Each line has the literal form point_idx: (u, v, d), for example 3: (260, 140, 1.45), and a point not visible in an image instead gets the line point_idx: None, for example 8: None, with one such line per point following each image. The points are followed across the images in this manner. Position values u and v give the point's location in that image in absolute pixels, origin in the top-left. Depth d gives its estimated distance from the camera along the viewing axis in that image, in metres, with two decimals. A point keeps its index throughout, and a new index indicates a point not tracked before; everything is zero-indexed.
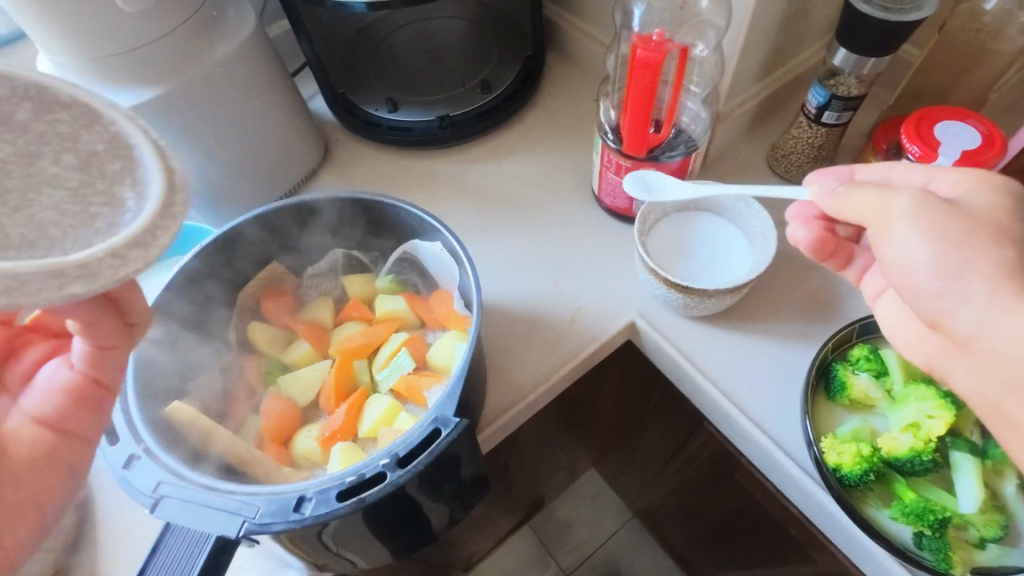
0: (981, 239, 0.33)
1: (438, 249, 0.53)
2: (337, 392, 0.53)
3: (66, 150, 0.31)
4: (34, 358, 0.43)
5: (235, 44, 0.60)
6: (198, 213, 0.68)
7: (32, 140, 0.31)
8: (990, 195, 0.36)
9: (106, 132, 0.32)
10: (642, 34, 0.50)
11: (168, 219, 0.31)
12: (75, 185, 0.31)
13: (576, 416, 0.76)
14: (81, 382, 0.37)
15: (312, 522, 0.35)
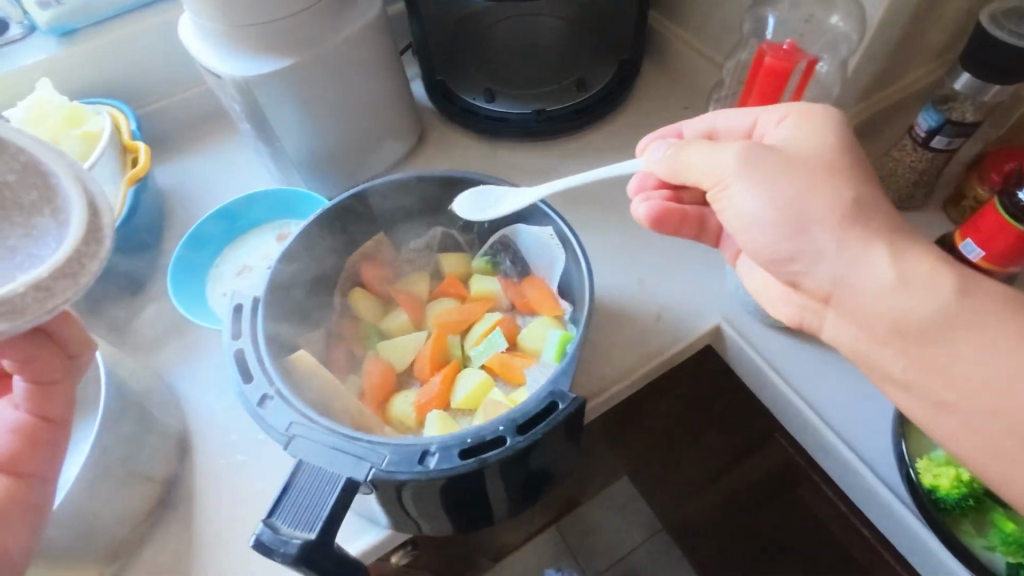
0: (815, 183, 0.39)
1: (545, 237, 0.55)
2: (431, 362, 0.55)
3: None
4: None
5: (362, 24, 0.62)
6: (300, 179, 0.70)
7: None
8: (809, 127, 0.43)
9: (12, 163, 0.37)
10: (772, 43, 0.52)
11: (87, 249, 0.36)
12: None
13: (634, 428, 0.74)
14: (32, 425, 0.42)
15: (437, 475, 0.37)
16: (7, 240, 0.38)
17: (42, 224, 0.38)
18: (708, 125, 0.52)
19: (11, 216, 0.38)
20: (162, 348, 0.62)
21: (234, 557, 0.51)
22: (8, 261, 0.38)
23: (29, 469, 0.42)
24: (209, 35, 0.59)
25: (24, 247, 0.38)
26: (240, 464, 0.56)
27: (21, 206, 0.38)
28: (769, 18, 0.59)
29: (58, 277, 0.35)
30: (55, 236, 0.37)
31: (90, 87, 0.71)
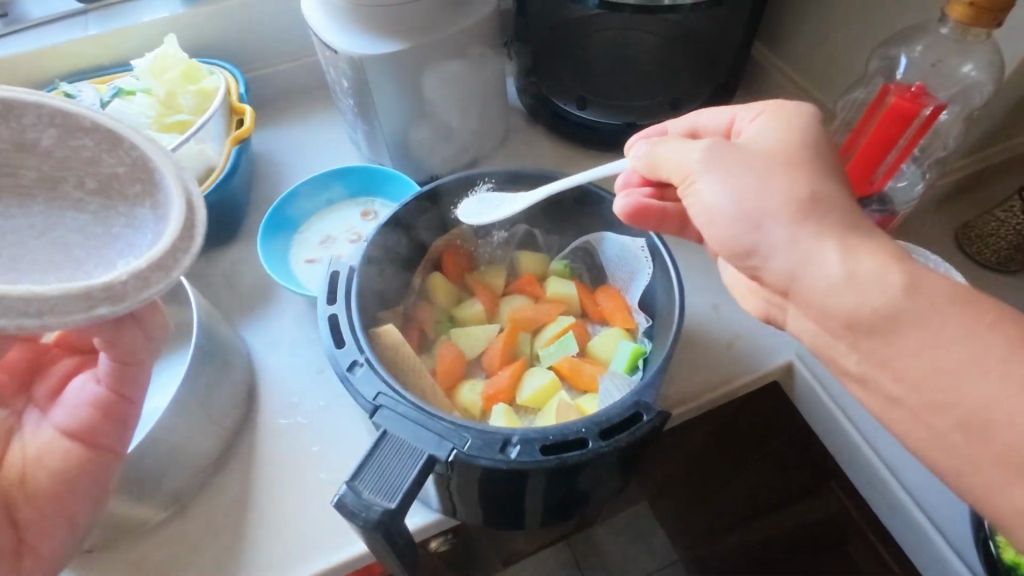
0: (771, 171, 0.37)
1: (632, 248, 0.55)
2: (501, 355, 0.56)
3: (89, 173, 0.40)
4: (64, 370, 0.49)
5: (477, 19, 0.64)
6: (388, 159, 0.72)
7: (54, 164, 0.40)
8: (778, 121, 0.41)
9: (125, 156, 0.40)
10: (901, 86, 0.52)
11: (183, 240, 0.38)
12: (95, 209, 0.40)
13: (676, 455, 0.73)
14: (107, 399, 0.45)
15: (517, 465, 0.37)
16: (111, 228, 0.40)
17: (142, 215, 0.40)
18: (691, 122, 0.50)
19: (116, 207, 0.41)
20: (244, 303, 0.65)
21: (287, 515, 0.53)
22: (110, 248, 0.40)
23: (102, 441, 0.45)
24: (331, 12, 0.62)
25: (126, 236, 0.40)
26: (302, 426, 0.57)
27: (127, 197, 0.40)
28: (901, 58, 0.56)
29: (154, 269, 0.37)
30: (154, 230, 0.39)
31: (206, 48, 0.75)
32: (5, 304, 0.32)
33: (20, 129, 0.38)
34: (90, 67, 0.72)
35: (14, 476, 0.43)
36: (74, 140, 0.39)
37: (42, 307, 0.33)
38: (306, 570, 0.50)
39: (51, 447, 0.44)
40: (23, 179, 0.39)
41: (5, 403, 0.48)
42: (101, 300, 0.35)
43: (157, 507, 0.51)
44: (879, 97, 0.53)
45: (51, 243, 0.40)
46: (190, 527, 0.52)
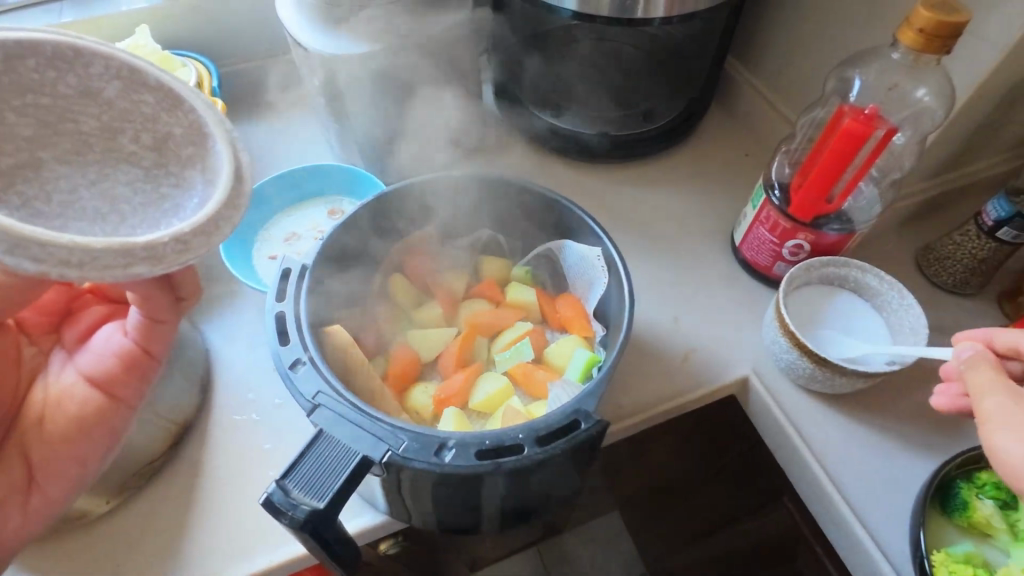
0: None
1: (588, 254, 0.55)
2: (456, 360, 0.56)
3: (145, 130, 0.41)
4: (92, 317, 0.50)
5: (454, 20, 0.64)
6: (356, 157, 0.72)
7: (116, 117, 0.40)
8: None
9: (182, 119, 0.41)
10: (853, 108, 0.52)
11: (227, 209, 0.38)
12: (147, 165, 0.41)
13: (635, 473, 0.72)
14: (132, 353, 0.47)
15: (451, 469, 0.37)
16: (160, 187, 0.41)
17: (193, 177, 0.41)
18: None
19: (167, 166, 0.41)
20: (205, 296, 0.64)
21: (230, 511, 0.52)
22: (155, 208, 0.40)
23: (122, 394, 0.47)
24: (302, 7, 0.62)
25: (173, 196, 0.40)
26: (254, 423, 0.57)
27: (179, 158, 0.41)
28: (854, 81, 0.57)
29: (197, 233, 0.37)
30: (203, 192, 0.40)
31: (185, 39, 0.75)
32: (51, 251, 0.33)
33: (85, 79, 0.39)
34: None
35: (35, 412, 0.45)
36: (136, 94, 0.40)
37: (84, 258, 0.34)
38: (245, 567, 0.50)
39: (73, 391, 0.46)
40: (81, 126, 0.39)
41: (34, 341, 0.49)
42: (141, 259, 0.35)
43: (102, 499, 0.51)
44: (834, 120, 0.53)
45: (101, 194, 0.40)
46: (133, 518, 0.52)
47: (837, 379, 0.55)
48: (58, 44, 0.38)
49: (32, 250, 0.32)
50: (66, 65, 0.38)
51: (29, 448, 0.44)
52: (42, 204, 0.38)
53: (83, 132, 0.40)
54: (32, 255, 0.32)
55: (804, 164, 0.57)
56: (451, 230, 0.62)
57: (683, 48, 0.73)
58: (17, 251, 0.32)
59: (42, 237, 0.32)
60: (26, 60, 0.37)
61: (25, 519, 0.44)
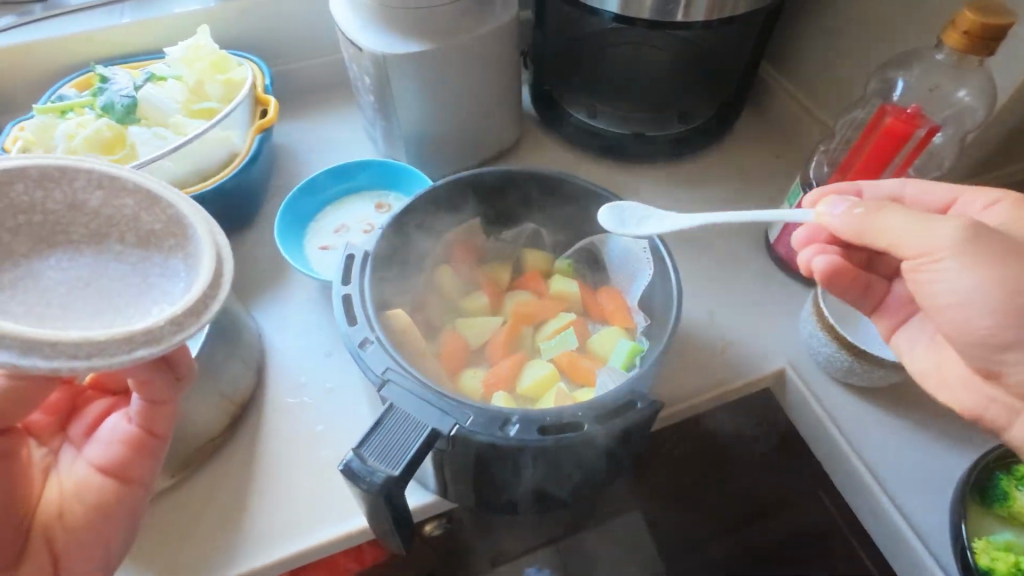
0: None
1: (632, 248, 0.57)
2: (503, 347, 0.58)
3: (130, 231, 0.43)
4: (96, 410, 0.49)
5: (498, 25, 0.66)
6: (401, 155, 0.75)
7: (103, 223, 0.42)
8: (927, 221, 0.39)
9: (161, 214, 0.43)
10: (895, 107, 0.53)
11: (212, 287, 0.41)
12: (134, 261, 0.42)
13: (676, 463, 0.73)
14: (138, 436, 0.46)
15: (516, 443, 0.39)
16: (148, 277, 0.42)
17: (175, 265, 0.42)
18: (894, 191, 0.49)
19: (152, 258, 0.42)
20: (258, 285, 0.67)
21: (287, 490, 0.55)
22: (145, 297, 0.41)
23: (134, 475, 0.46)
24: (358, 9, 0.64)
25: (161, 284, 0.42)
26: (307, 405, 0.59)
27: (162, 249, 0.43)
28: (898, 82, 0.59)
29: (189, 313, 0.39)
30: (187, 277, 0.41)
31: (239, 40, 0.78)
32: (60, 349, 0.35)
33: (70, 194, 0.41)
34: (125, 49, 0.75)
35: (52, 507, 0.44)
36: (117, 199, 0.42)
37: (91, 350, 0.36)
38: (303, 543, 0.52)
39: (87, 482, 0.45)
40: (71, 236, 0.42)
41: (41, 442, 0.48)
42: (142, 343, 0.37)
43: (164, 474, 0.53)
44: (877, 117, 0.54)
45: (96, 293, 0.41)
46: (194, 493, 0.54)
47: (873, 372, 0.56)
48: (44, 166, 0.40)
49: (44, 350, 0.34)
50: (52, 183, 0.41)
51: (52, 543, 0.43)
52: (43, 309, 0.39)
53: (74, 242, 0.42)
54: (44, 354, 0.34)
55: (842, 163, 0.59)
56: (497, 223, 0.64)
57: (713, 45, 0.75)
58: (31, 353, 0.34)
59: (52, 337, 0.35)
60: (14, 186, 0.40)
61: None
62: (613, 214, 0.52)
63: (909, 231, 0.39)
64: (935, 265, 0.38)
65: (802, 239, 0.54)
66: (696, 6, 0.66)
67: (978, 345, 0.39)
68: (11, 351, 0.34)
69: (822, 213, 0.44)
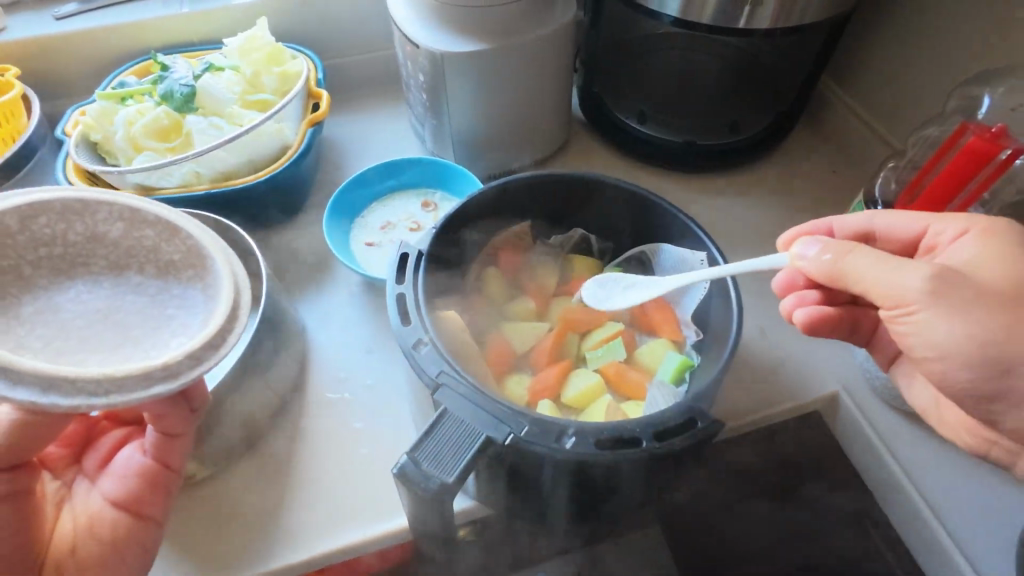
0: (999, 307, 0.38)
1: (688, 260, 0.55)
2: (549, 354, 0.57)
3: (149, 263, 0.45)
4: (110, 441, 0.51)
5: (555, 28, 0.65)
6: (448, 154, 0.74)
7: (122, 255, 0.45)
8: (893, 267, 0.40)
9: (180, 245, 0.45)
10: (979, 127, 0.52)
11: (229, 319, 0.42)
12: (152, 292, 0.44)
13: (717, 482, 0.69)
14: (152, 468, 0.47)
15: (572, 456, 0.38)
16: (167, 309, 0.44)
17: (192, 295, 0.44)
18: (866, 224, 0.51)
19: (170, 288, 0.45)
20: (303, 278, 0.67)
21: (327, 486, 0.54)
22: (164, 330, 0.43)
23: (148, 510, 0.47)
24: (418, 7, 0.64)
25: (179, 316, 0.43)
26: (349, 401, 0.59)
27: (180, 280, 0.45)
28: (984, 98, 0.57)
29: (206, 347, 0.41)
30: (205, 308, 0.44)
31: (293, 36, 0.79)
32: (79, 386, 0.37)
33: (92, 225, 0.44)
34: (180, 41, 0.76)
35: (65, 544, 0.45)
36: (138, 231, 0.45)
37: (110, 387, 0.37)
38: (340, 541, 0.52)
39: (101, 514, 0.46)
40: (92, 266, 0.44)
41: (55, 474, 0.50)
42: (158, 380, 0.39)
43: (205, 464, 0.53)
44: (956, 135, 0.53)
45: (114, 325, 0.42)
46: (233, 484, 0.54)
47: None
48: (66, 200, 0.43)
49: (63, 388, 0.36)
50: (74, 215, 0.43)
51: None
52: (63, 342, 0.40)
53: (94, 273, 0.44)
54: (64, 392, 0.36)
55: (911, 183, 0.57)
56: (546, 227, 0.63)
57: (761, 56, 0.75)
58: (51, 392, 0.36)
59: (71, 375, 0.37)
60: (38, 219, 0.42)
61: None
62: (596, 288, 0.56)
63: (879, 277, 0.40)
64: (909, 316, 0.40)
65: (781, 285, 0.55)
66: (761, 14, 0.64)
67: (966, 394, 0.41)
68: (31, 389, 0.35)
69: (794, 257, 0.46)
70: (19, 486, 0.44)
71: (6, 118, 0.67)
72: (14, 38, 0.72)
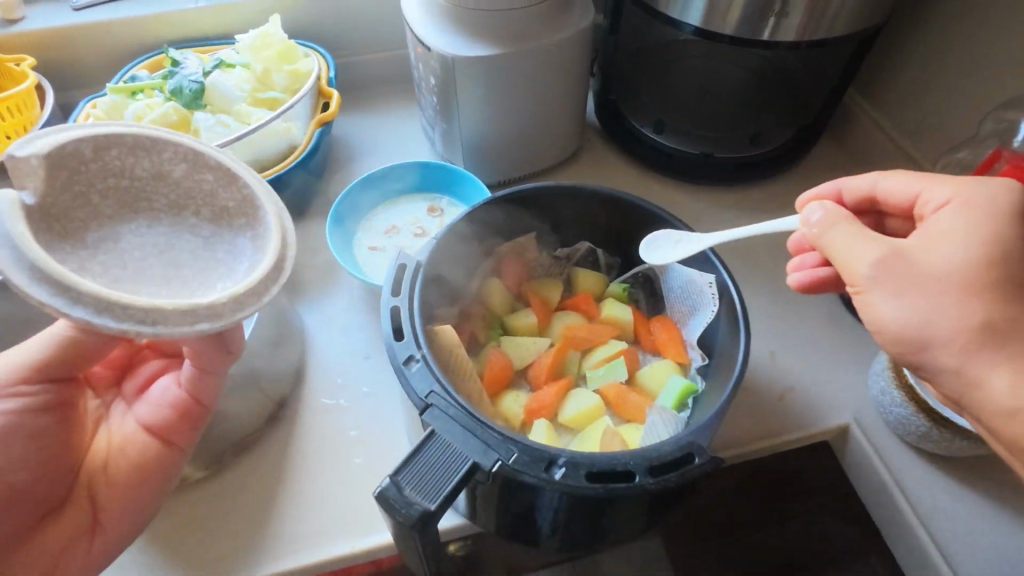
0: (951, 291, 0.36)
1: (697, 281, 0.53)
2: (548, 371, 0.55)
3: (206, 205, 0.42)
4: (149, 371, 0.52)
5: (573, 32, 0.64)
6: (457, 159, 0.73)
7: (180, 195, 0.41)
8: (859, 243, 0.40)
9: (237, 192, 0.43)
10: (1013, 155, 0.48)
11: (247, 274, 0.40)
12: (207, 235, 0.41)
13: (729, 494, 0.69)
14: (184, 401, 0.48)
15: (561, 488, 0.37)
16: (217, 253, 0.41)
17: (243, 243, 0.42)
18: (873, 184, 0.47)
19: (222, 233, 0.41)
20: (305, 279, 0.66)
21: (317, 495, 0.54)
22: (214, 272, 0.40)
23: (175, 439, 0.48)
24: (430, 8, 0.63)
25: (228, 262, 0.41)
26: (345, 407, 0.58)
27: (232, 227, 0.42)
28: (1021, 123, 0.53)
29: (251, 293, 0.38)
30: (254, 256, 0.41)
31: (307, 33, 0.78)
32: (129, 312, 0.34)
33: (157, 163, 0.40)
34: (194, 35, 0.76)
35: (101, 458, 0.48)
36: (198, 173, 0.42)
37: (158, 318, 0.34)
38: (327, 552, 0.51)
39: (134, 439, 0.48)
40: (154, 203, 0.40)
41: (98, 394, 0.52)
42: (204, 317, 0.36)
43: (199, 465, 0.53)
44: (989, 164, 0.50)
45: (167, 262, 0.39)
46: (225, 487, 0.54)
47: (953, 442, 0.51)
48: (136, 134, 0.39)
49: (115, 312, 0.33)
50: (143, 151, 0.40)
51: (96, 492, 0.47)
52: (120, 271, 0.37)
53: (153, 208, 0.40)
54: (116, 316, 0.33)
55: None
56: (553, 239, 0.62)
57: (788, 65, 0.71)
58: (103, 314, 0.33)
59: (123, 299, 0.34)
60: (109, 149, 0.39)
61: (85, 560, 0.45)
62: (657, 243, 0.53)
63: (840, 250, 0.40)
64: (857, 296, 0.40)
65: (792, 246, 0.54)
66: (788, 25, 0.61)
67: None
68: (86, 309, 0.33)
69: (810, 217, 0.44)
70: (64, 397, 0.46)
71: (20, 108, 0.67)
72: (32, 28, 0.72)
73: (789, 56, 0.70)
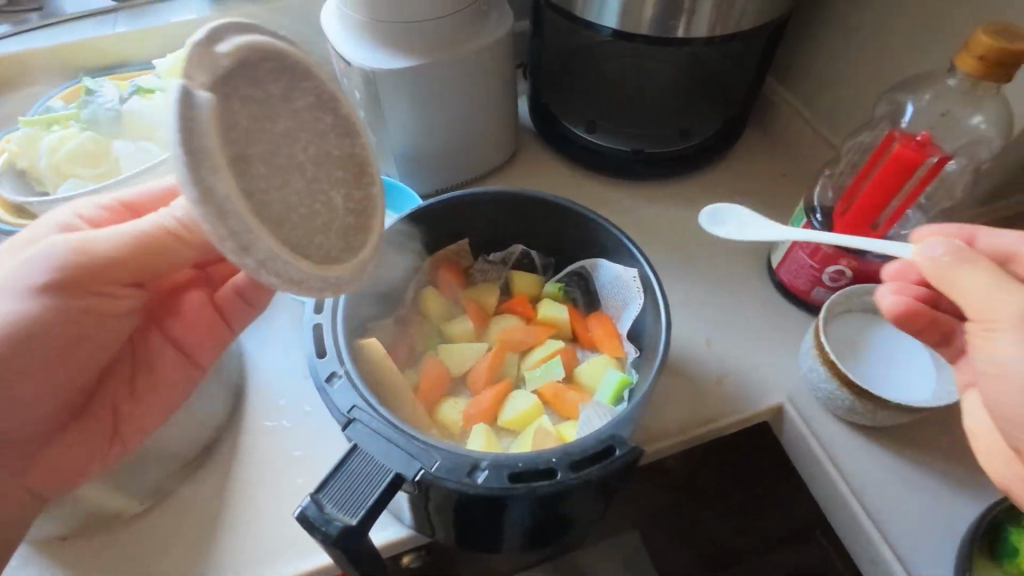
0: None
1: (623, 275, 0.55)
2: (485, 376, 0.55)
3: (312, 141, 0.39)
4: (184, 277, 0.50)
5: (492, 39, 0.64)
6: (391, 171, 0.73)
7: (296, 125, 0.38)
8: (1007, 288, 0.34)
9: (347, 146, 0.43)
10: (902, 133, 0.51)
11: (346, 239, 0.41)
12: (311, 177, 0.39)
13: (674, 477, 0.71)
14: (229, 297, 0.50)
15: (484, 492, 0.37)
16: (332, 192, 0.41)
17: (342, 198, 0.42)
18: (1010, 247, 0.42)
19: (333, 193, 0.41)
20: None
21: (260, 520, 0.53)
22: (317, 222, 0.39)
23: (199, 356, 0.50)
24: (346, 22, 0.63)
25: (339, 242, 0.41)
26: (286, 429, 0.57)
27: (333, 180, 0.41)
28: (908, 104, 0.59)
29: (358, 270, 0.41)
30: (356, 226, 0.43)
31: None
32: (282, 272, 0.35)
33: (290, 90, 0.38)
34: (113, 61, 0.74)
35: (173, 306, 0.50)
36: (320, 112, 0.41)
37: (301, 280, 0.36)
38: None
39: (161, 356, 0.49)
40: (277, 125, 0.37)
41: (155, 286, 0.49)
42: (319, 289, 0.37)
43: (135, 500, 0.52)
44: (885, 143, 0.52)
45: (306, 218, 0.38)
46: (163, 521, 0.52)
47: (877, 413, 0.53)
48: (287, 53, 0.38)
49: (279, 263, 0.34)
50: (288, 68, 0.38)
51: (116, 403, 0.47)
52: (259, 191, 0.34)
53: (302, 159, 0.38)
54: (278, 269, 0.34)
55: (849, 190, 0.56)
56: (486, 244, 0.62)
57: (707, 58, 0.75)
58: (269, 265, 0.34)
59: (290, 257, 0.35)
60: (260, 67, 0.36)
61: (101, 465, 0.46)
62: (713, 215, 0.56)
63: (978, 291, 0.35)
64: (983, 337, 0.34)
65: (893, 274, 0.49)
66: (697, 22, 0.63)
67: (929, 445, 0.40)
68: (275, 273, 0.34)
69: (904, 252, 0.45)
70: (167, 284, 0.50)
71: None
72: None
73: (706, 53, 0.75)
